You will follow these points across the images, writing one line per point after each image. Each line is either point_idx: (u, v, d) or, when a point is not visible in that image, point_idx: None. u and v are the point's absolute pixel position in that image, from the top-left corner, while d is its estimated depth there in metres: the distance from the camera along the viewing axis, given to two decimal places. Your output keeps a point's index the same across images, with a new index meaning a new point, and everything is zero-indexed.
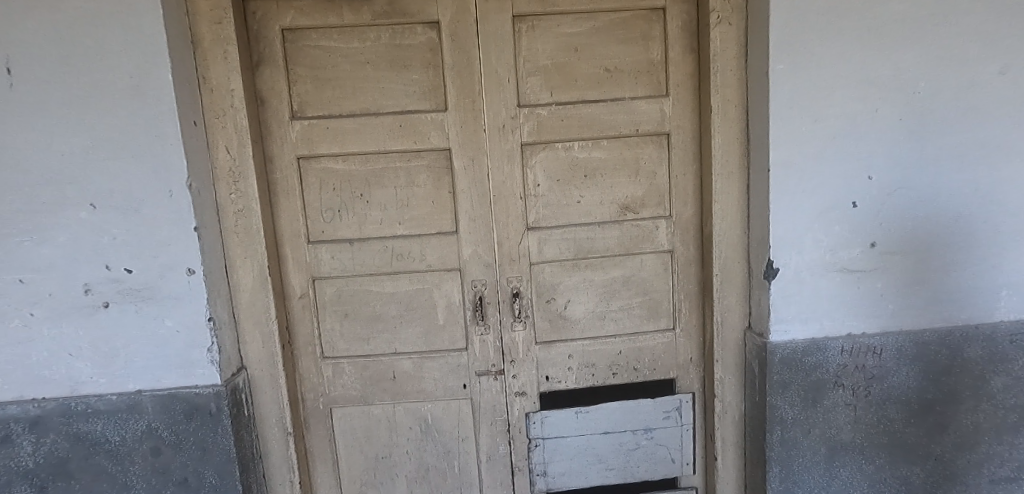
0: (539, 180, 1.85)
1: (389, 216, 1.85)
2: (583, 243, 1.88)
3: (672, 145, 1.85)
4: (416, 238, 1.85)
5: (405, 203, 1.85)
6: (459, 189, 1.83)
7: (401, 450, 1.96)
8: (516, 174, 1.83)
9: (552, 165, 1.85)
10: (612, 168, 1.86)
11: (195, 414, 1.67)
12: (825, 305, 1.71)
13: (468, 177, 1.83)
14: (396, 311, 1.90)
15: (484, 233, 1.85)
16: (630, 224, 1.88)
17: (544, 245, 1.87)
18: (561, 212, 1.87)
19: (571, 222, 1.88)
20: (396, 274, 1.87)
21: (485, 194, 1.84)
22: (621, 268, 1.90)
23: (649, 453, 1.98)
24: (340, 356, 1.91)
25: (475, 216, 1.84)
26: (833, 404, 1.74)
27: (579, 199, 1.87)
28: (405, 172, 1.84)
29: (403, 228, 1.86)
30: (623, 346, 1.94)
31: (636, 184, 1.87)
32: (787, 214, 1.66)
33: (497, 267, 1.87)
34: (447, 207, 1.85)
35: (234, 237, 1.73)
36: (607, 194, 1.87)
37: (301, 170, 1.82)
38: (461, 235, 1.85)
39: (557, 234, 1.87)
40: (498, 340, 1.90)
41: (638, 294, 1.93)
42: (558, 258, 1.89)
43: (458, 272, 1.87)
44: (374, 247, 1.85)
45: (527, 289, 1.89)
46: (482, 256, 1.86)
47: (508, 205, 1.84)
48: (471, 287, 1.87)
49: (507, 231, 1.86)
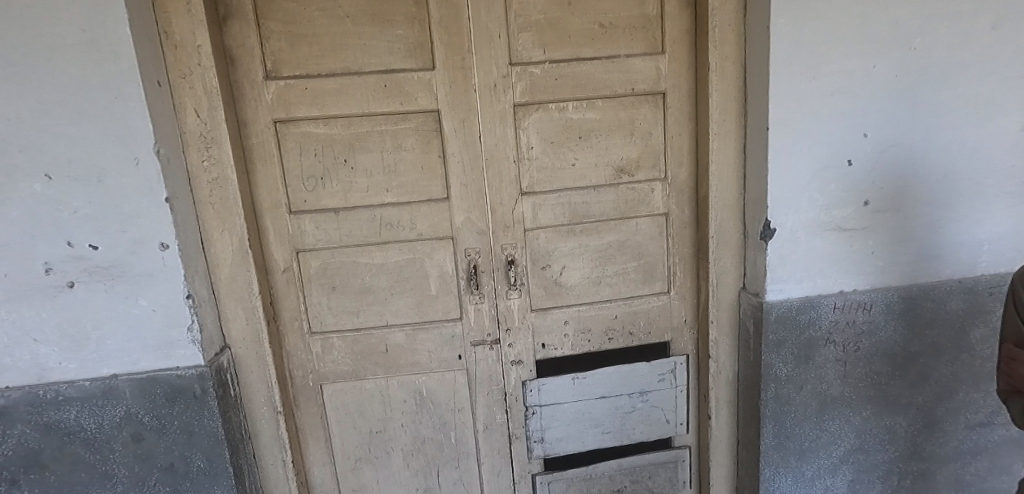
0: (532, 143, 1.79)
1: (376, 183, 1.76)
2: (579, 208, 1.84)
3: (667, 105, 1.80)
4: (405, 206, 1.77)
5: (392, 169, 1.76)
6: (449, 153, 1.75)
7: (396, 423, 1.92)
8: (509, 137, 1.76)
9: (545, 128, 1.78)
10: (607, 129, 1.81)
11: (178, 397, 1.57)
12: (819, 264, 1.72)
13: (459, 140, 1.74)
14: (386, 283, 1.82)
15: (477, 199, 1.78)
16: (625, 187, 1.84)
17: (538, 210, 1.82)
18: (555, 176, 1.81)
19: (566, 186, 1.83)
20: (385, 244, 1.79)
21: (477, 158, 1.76)
22: (616, 232, 1.87)
23: (644, 415, 1.99)
24: (329, 331, 1.83)
25: (467, 181, 1.77)
26: (824, 360, 1.77)
27: (573, 163, 1.81)
28: (392, 136, 1.74)
29: (392, 196, 1.77)
30: (618, 310, 1.92)
31: (631, 146, 1.82)
32: (786, 173, 1.65)
33: (491, 235, 1.81)
34: (437, 172, 1.77)
35: (209, 209, 1.61)
36: (602, 157, 1.82)
37: (278, 135, 1.70)
38: (453, 202, 1.78)
39: (552, 199, 1.82)
40: (493, 309, 1.86)
41: (632, 258, 1.91)
42: (553, 224, 1.84)
43: (450, 241, 1.80)
44: (361, 217, 1.76)
45: (522, 257, 1.84)
46: (475, 223, 1.80)
47: (501, 170, 1.77)
48: (464, 255, 1.81)
49: (501, 197, 1.79)
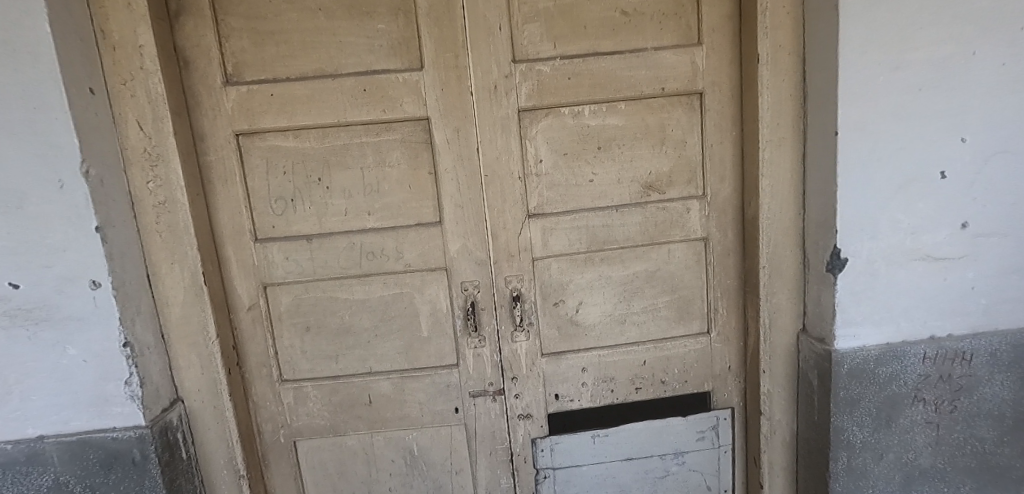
0: (541, 155, 1.49)
1: (356, 206, 1.49)
2: (598, 232, 1.53)
3: (705, 107, 1.48)
4: (390, 231, 1.49)
5: (375, 188, 1.48)
6: (441, 169, 1.46)
7: (383, 487, 1.63)
8: (512, 148, 1.46)
9: (556, 138, 1.48)
10: (632, 138, 1.50)
11: (114, 464, 1.32)
12: (903, 303, 1.37)
13: (453, 154, 1.46)
14: (369, 323, 1.54)
15: (475, 224, 1.49)
16: (654, 208, 1.52)
17: (549, 236, 1.51)
18: (569, 195, 1.51)
19: (582, 206, 1.52)
20: (367, 277, 1.51)
21: (475, 175, 1.47)
22: (644, 261, 1.56)
23: (680, 481, 1.65)
24: (303, 379, 1.56)
25: (463, 202, 1.48)
26: (910, 423, 1.41)
27: (591, 178, 1.51)
28: (374, 150, 1.46)
29: (375, 219, 1.49)
30: (647, 355, 1.60)
31: (661, 158, 1.51)
32: (859, 189, 1.31)
33: (492, 265, 1.51)
34: (428, 192, 1.49)
35: (156, 238, 1.36)
36: (626, 171, 1.51)
37: (241, 150, 1.45)
38: (447, 227, 1.49)
39: (566, 222, 1.51)
40: (496, 354, 1.56)
41: (663, 292, 1.58)
42: (567, 252, 1.53)
43: (444, 273, 1.52)
44: (338, 245, 1.49)
45: (529, 291, 1.54)
46: (474, 251, 1.50)
47: (503, 189, 1.48)
48: (461, 290, 1.52)
49: (503, 221, 1.49)
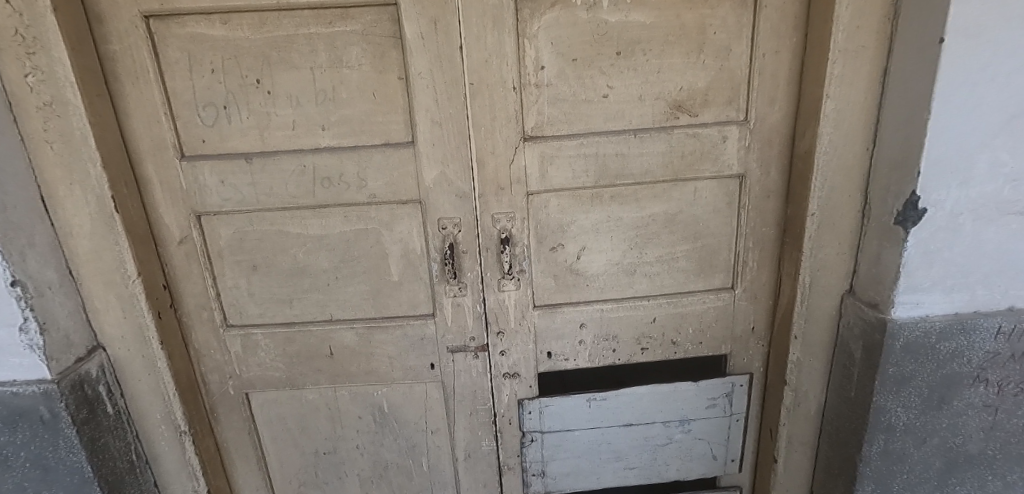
0: (543, 61, 1.16)
1: (307, 118, 1.18)
2: (610, 163, 1.22)
3: (761, 3, 1.13)
4: (350, 153, 1.19)
5: (330, 96, 1.17)
6: (414, 72, 1.13)
7: (349, 444, 1.44)
8: (507, 49, 1.13)
9: (564, 38, 1.15)
10: (661, 42, 1.16)
11: (19, 422, 1.10)
12: (982, 267, 1.10)
13: (430, 53, 1.12)
14: (329, 263, 1.28)
15: (457, 147, 1.19)
16: (683, 135, 1.21)
17: (548, 166, 1.22)
18: (576, 114, 1.20)
19: (592, 130, 1.21)
20: (323, 208, 1.23)
21: (457, 83, 1.14)
22: (663, 201, 1.27)
23: (684, 449, 1.47)
24: (252, 325, 1.33)
25: (441, 119, 1.16)
26: (965, 405, 1.19)
27: (605, 94, 1.19)
28: (327, 45, 1.13)
29: (331, 137, 1.19)
30: (658, 312, 1.35)
31: (696, 70, 1.18)
32: (958, 120, 0.99)
33: (476, 200, 1.23)
34: (398, 103, 1.17)
35: (47, 150, 1.07)
36: (651, 86, 1.19)
37: (155, 38, 1.12)
38: (422, 149, 1.19)
39: (570, 149, 1.21)
40: (479, 305, 1.31)
41: (683, 239, 1.31)
42: (570, 186, 1.24)
43: (418, 207, 1.23)
44: (286, 168, 1.19)
45: (522, 233, 1.26)
46: (454, 182, 1.21)
47: (493, 103, 1.16)
48: (438, 229, 1.24)
49: (492, 144, 1.19)
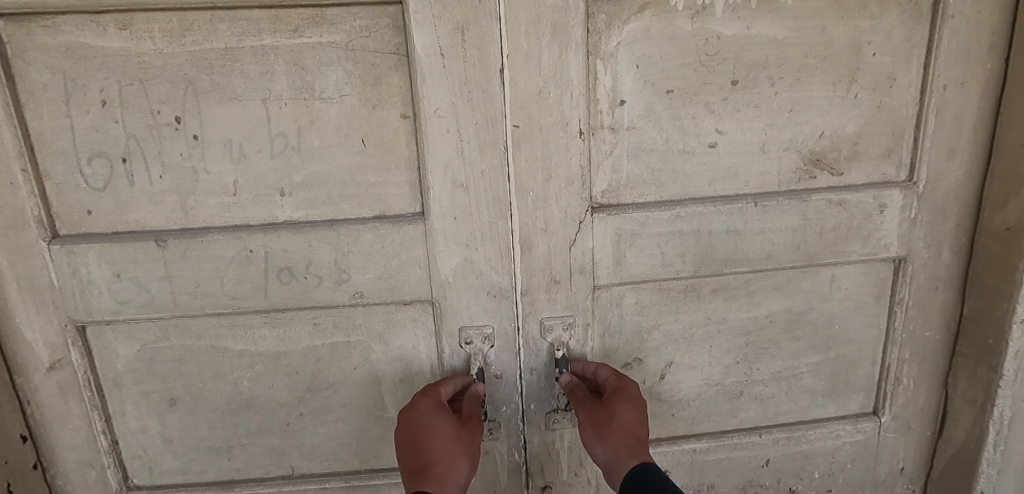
0: (623, 93, 0.79)
1: (257, 178, 0.77)
2: (717, 247, 0.86)
3: (950, 8, 0.76)
4: (325, 232, 0.78)
5: (294, 146, 0.76)
6: (423, 109, 0.74)
7: None
8: (572, 75, 0.75)
9: (653, 54, 0.77)
10: (794, 68, 0.80)
11: None
12: None
13: (451, 80, 0.73)
14: (296, 386, 0.88)
15: (490, 222, 0.80)
16: (814, 203, 0.84)
17: (626, 248, 0.84)
18: (670, 170, 0.83)
19: (688, 196, 0.85)
20: (282, 312, 0.83)
21: (496, 124, 0.75)
22: (781, 297, 0.91)
23: None
24: (175, 479, 0.90)
25: (468, 179, 0.77)
26: None
27: (710, 143, 0.82)
28: (290, 66, 0.73)
29: (297, 209, 0.78)
30: (772, 452, 0.98)
31: (844, 108, 0.81)
32: None
33: (515, 300, 0.85)
34: (399, 155, 0.78)
35: None
36: (776, 130, 0.82)
37: (6, 48, 0.69)
38: (436, 226, 0.79)
39: (660, 223, 0.84)
40: (515, 452, 0.95)
41: (810, 349, 0.94)
42: (659, 275, 0.86)
43: (430, 308, 0.85)
44: (222, 256, 0.78)
45: (580, 347, 0.90)
46: (486, 275, 0.82)
47: (548, 158, 0.78)
48: (459, 344, 0.87)
49: (543, 219, 0.81)
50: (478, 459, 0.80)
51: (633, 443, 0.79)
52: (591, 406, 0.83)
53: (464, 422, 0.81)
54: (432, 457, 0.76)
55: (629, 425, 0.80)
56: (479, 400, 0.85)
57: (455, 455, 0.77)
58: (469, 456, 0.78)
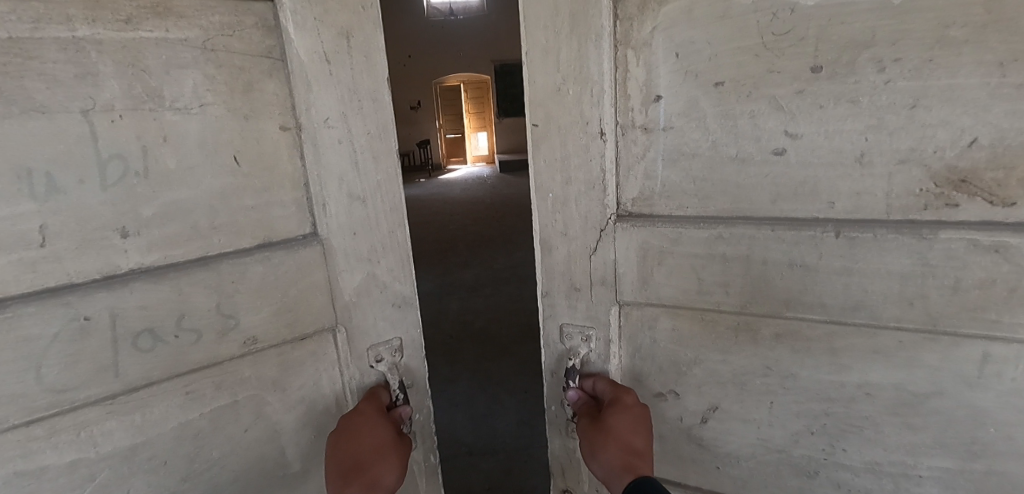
0: (658, 89, 0.85)
1: (95, 218, 0.72)
2: (774, 281, 0.86)
3: None
4: (252, 271, 0.82)
5: (139, 170, 0.74)
6: (305, 119, 0.83)
7: None
8: (597, 70, 0.86)
9: (694, 33, 0.81)
10: (925, 47, 0.71)
11: None
12: None
13: (338, 87, 0.83)
14: (189, 430, 0.83)
15: (380, 238, 0.91)
16: (870, 238, 0.79)
17: (657, 262, 0.92)
18: (716, 180, 0.86)
19: (743, 213, 0.86)
20: (147, 386, 0.79)
21: (387, 133, 0.88)
22: (890, 371, 0.85)
23: None
24: None
25: (363, 191, 0.88)
26: None
27: (778, 149, 0.82)
28: (124, 70, 0.71)
29: (205, 260, 0.79)
30: None
31: (889, 129, 0.76)
32: None
33: (418, 308, 0.98)
34: (280, 173, 0.84)
35: None
36: (886, 136, 0.76)
37: None
38: (334, 245, 0.88)
39: (698, 241, 0.88)
40: (431, 457, 1.07)
41: (944, 448, 0.86)
42: (710, 287, 0.90)
43: (330, 338, 0.92)
44: (34, 333, 0.70)
45: (601, 355, 1.02)
46: (386, 283, 0.94)
47: (568, 157, 0.92)
48: (366, 363, 0.96)
49: (563, 223, 0.96)
50: (403, 471, 0.86)
51: (629, 456, 0.84)
52: (587, 422, 0.93)
53: (397, 440, 0.88)
54: (364, 462, 0.81)
55: (624, 435, 0.86)
56: (401, 419, 0.95)
57: (385, 464, 0.83)
58: (397, 465, 0.85)
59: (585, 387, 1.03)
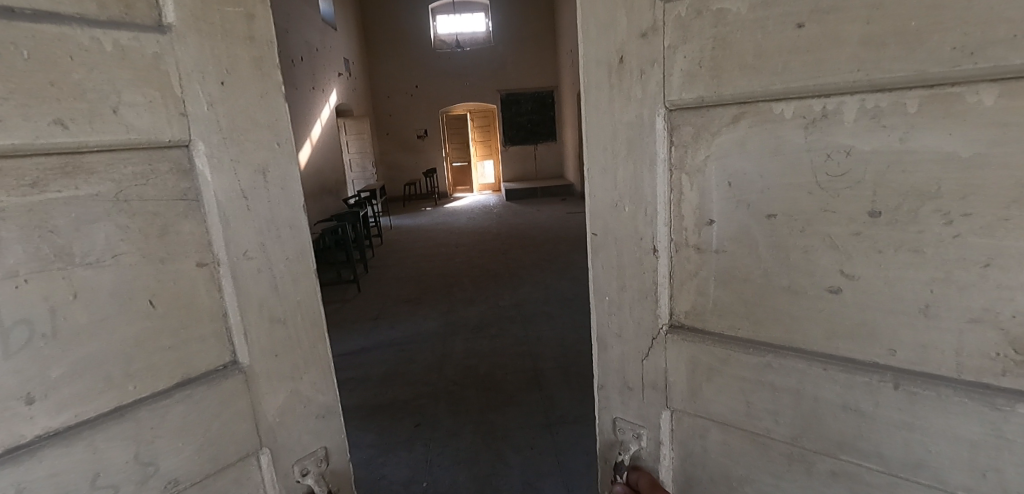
0: (710, 215, 1.21)
1: (113, 361, 1.14)
2: (816, 421, 1.16)
3: None
4: (198, 394, 1.24)
5: (44, 332, 1.04)
6: (228, 253, 1.26)
7: None
8: (659, 190, 1.25)
9: (747, 169, 1.14)
10: (998, 207, 0.91)
11: None
12: None
13: (257, 221, 1.29)
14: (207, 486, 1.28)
15: (297, 354, 1.41)
16: (936, 395, 1.00)
17: (728, 364, 1.25)
18: (795, 322, 1.16)
19: (803, 352, 1.15)
20: None
21: (302, 255, 1.39)
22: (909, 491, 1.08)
23: None
24: None
25: (282, 315, 1.36)
26: None
27: (834, 287, 1.09)
28: (35, 256, 1.03)
29: (183, 390, 1.22)
30: None
31: (927, 265, 0.99)
32: None
33: (336, 415, 1.51)
34: (202, 311, 1.26)
35: None
36: (946, 286, 0.98)
37: None
38: (246, 371, 1.32)
39: (750, 362, 1.22)
40: None
41: None
42: (782, 382, 1.18)
43: (256, 461, 1.36)
44: None
45: (651, 448, 1.46)
46: (310, 397, 1.45)
47: (624, 268, 1.35)
48: (293, 478, 1.44)
49: (617, 327, 1.42)
50: None
51: None
52: None
53: None
54: None
55: None
56: None
57: None
58: None
59: (630, 480, 1.46)
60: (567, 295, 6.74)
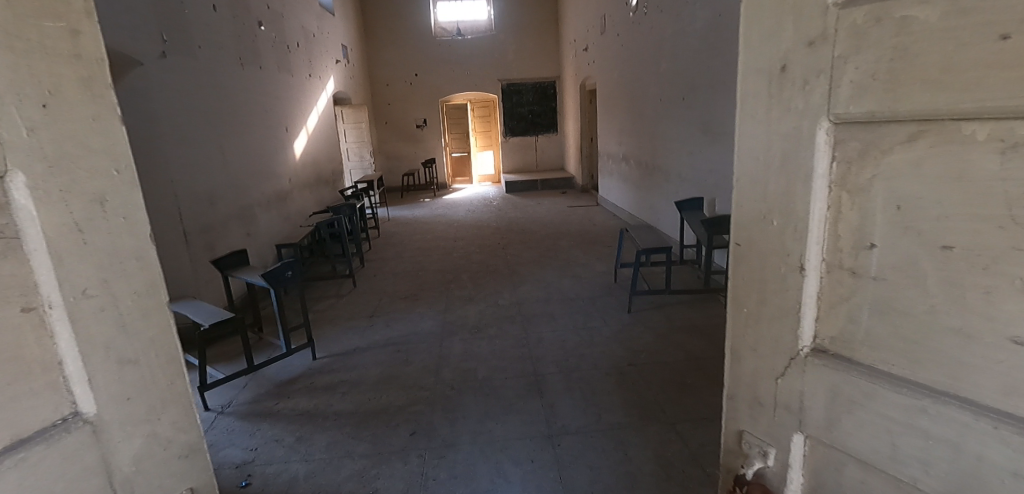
0: (874, 240, 1.09)
1: None
2: (972, 476, 0.99)
3: None
4: (35, 457, 1.03)
5: None
6: (62, 294, 1.07)
7: None
8: (817, 211, 1.15)
9: (919, 191, 1.00)
10: None
11: None
12: None
13: (96, 255, 1.11)
14: None
15: (153, 394, 1.22)
16: None
17: (869, 401, 1.12)
18: (965, 368, 0.99)
19: (967, 400, 0.99)
20: None
21: (155, 289, 1.22)
22: None
23: None
24: None
25: (132, 356, 1.18)
26: None
27: (1020, 337, 0.92)
28: None
29: (14, 455, 1.01)
30: None
31: None
32: None
33: (203, 452, 1.36)
34: (25, 361, 1.04)
35: None
36: None
37: None
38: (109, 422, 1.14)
39: (901, 402, 1.07)
40: None
41: None
42: (940, 434, 1.02)
43: None
44: None
45: (779, 470, 1.36)
46: (172, 437, 1.28)
47: (765, 283, 1.28)
48: None
49: (754, 342, 1.35)
50: None
51: None
52: None
53: None
54: None
55: None
56: None
57: None
58: None
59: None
60: (569, 295, 6.57)
